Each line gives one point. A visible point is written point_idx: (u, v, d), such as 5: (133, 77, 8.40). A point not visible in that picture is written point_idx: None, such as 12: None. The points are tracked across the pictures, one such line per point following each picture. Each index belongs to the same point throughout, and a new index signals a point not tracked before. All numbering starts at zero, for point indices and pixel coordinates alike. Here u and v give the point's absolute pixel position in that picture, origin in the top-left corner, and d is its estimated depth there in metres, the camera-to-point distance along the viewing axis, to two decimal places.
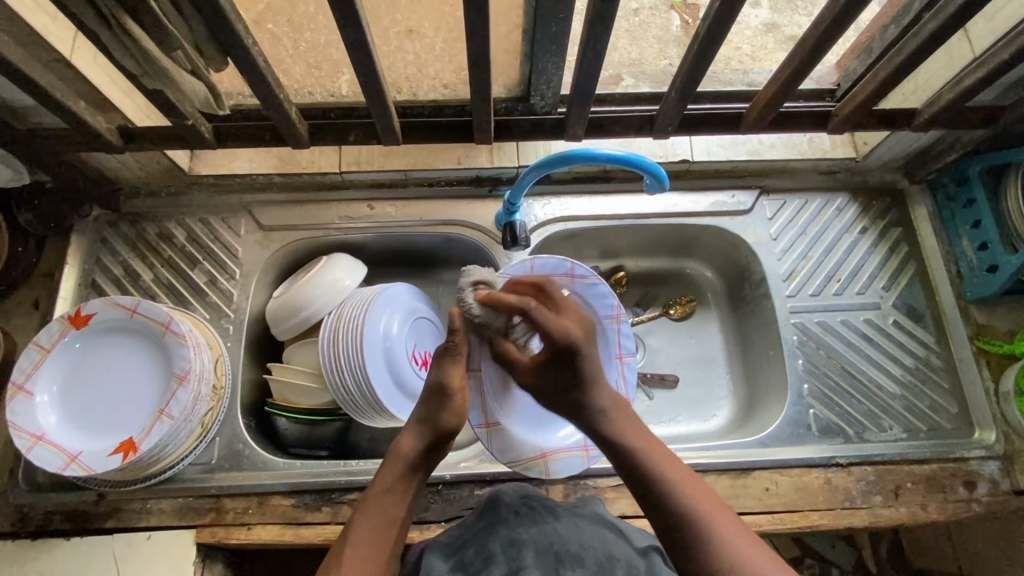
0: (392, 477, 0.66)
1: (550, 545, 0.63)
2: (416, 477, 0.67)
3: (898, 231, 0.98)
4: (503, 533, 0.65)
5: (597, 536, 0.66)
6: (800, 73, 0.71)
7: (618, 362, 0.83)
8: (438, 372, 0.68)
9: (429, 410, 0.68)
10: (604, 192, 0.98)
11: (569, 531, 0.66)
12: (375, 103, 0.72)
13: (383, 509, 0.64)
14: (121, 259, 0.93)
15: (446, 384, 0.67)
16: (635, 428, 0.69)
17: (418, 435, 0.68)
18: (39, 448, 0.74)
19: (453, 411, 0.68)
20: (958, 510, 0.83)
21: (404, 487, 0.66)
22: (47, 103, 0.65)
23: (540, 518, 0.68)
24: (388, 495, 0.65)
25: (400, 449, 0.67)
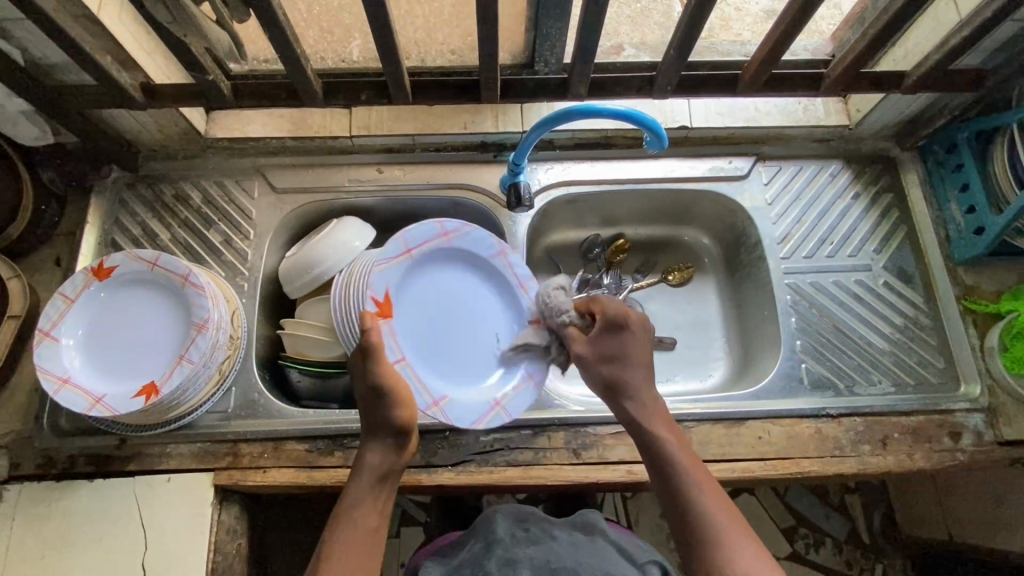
0: (363, 486, 0.72)
1: (546, 563, 0.76)
2: (385, 483, 0.73)
3: (889, 196, 1.01)
4: (503, 552, 0.79)
5: (593, 552, 0.80)
6: (793, 30, 0.75)
7: (522, 291, 0.90)
8: (371, 375, 0.73)
9: (373, 418, 0.74)
10: (605, 158, 1.02)
11: (565, 550, 0.79)
12: (387, 59, 0.76)
13: (359, 516, 0.70)
14: (139, 219, 0.96)
15: (380, 384, 0.73)
16: (664, 424, 0.75)
17: (379, 445, 0.74)
18: (66, 390, 0.77)
19: (395, 407, 0.73)
20: (942, 458, 0.86)
21: (374, 492, 0.72)
22: (78, 54, 0.69)
23: (538, 539, 0.82)
24: (359, 503, 0.71)
25: (365, 462, 0.73)
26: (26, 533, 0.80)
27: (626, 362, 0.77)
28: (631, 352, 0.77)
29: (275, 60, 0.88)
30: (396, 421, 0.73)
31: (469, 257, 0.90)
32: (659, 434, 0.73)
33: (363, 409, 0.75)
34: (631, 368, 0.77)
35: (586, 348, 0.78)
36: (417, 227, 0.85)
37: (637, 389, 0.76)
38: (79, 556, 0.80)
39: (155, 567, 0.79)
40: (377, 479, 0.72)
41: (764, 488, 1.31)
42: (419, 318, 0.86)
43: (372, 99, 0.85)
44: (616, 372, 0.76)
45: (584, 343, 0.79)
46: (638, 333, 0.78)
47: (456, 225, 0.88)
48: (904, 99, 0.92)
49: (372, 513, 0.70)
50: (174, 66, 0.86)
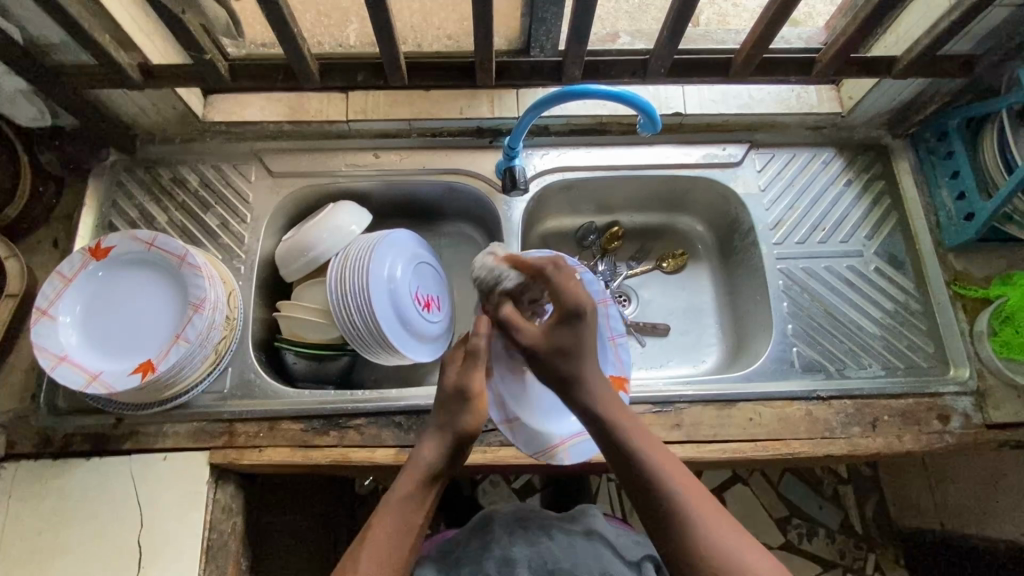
0: (415, 484, 0.67)
1: (544, 565, 0.78)
2: (437, 485, 0.68)
3: (881, 184, 1.02)
4: (501, 553, 0.80)
5: (591, 552, 0.79)
6: (783, 14, 0.77)
7: (613, 345, 0.84)
8: (461, 375, 0.71)
9: (450, 417, 0.70)
10: (601, 144, 1.02)
11: (562, 550, 0.80)
12: (383, 40, 0.77)
13: (406, 512, 0.65)
14: (137, 202, 0.96)
15: (468, 386, 0.70)
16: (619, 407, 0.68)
17: (439, 444, 0.69)
18: (63, 367, 0.78)
19: (473, 416, 0.70)
20: (931, 440, 0.87)
21: (424, 492, 0.67)
22: (79, 32, 0.70)
23: (536, 537, 0.81)
24: (407, 501, 0.66)
25: (421, 457, 0.69)
26: (22, 510, 0.81)
27: (582, 354, 0.68)
28: (584, 341, 0.68)
29: (273, 43, 0.89)
30: (469, 425, 0.70)
31: None
32: (617, 424, 0.66)
33: (438, 407, 0.72)
34: (588, 360, 0.68)
35: (537, 338, 0.69)
36: (480, 251, 0.96)
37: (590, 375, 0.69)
38: (75, 533, 0.80)
39: (151, 545, 0.80)
40: (432, 479, 0.68)
41: (757, 478, 1.31)
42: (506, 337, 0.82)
43: (368, 80, 0.87)
44: (572, 365, 0.68)
45: (533, 333, 0.69)
46: (593, 317, 0.70)
47: (543, 251, 0.95)
48: (897, 84, 0.93)
49: (414, 511, 0.65)
50: (172, 48, 0.87)
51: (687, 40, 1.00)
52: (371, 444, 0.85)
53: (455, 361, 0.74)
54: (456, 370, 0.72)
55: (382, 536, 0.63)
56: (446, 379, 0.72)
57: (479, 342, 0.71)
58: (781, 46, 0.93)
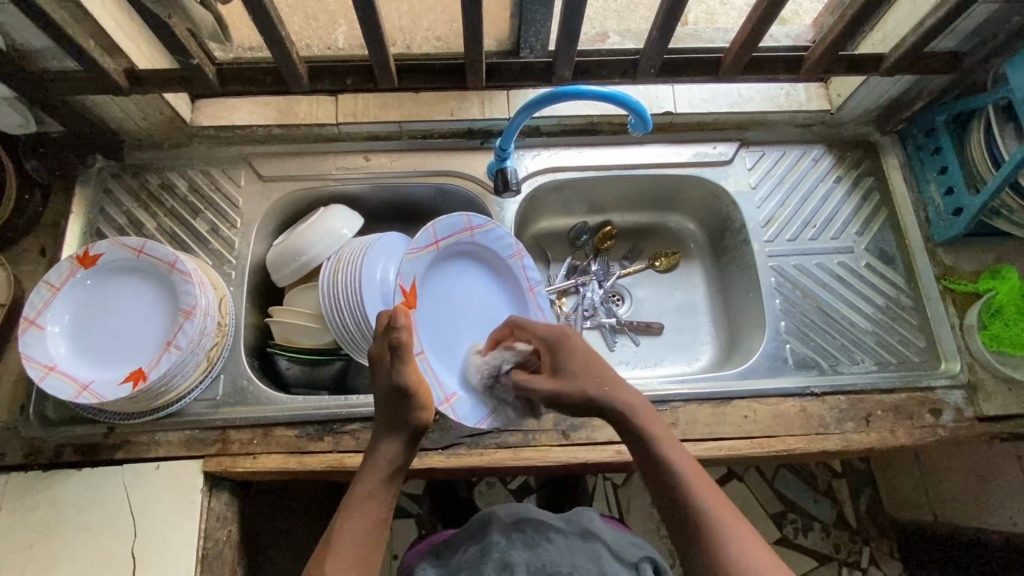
0: (372, 484, 0.65)
1: (542, 568, 0.76)
2: (394, 483, 0.67)
3: (870, 180, 1.03)
4: (499, 556, 0.78)
5: (589, 556, 0.79)
6: (771, 13, 0.77)
7: (531, 294, 0.95)
8: (395, 372, 0.67)
9: (395, 413, 0.68)
10: (592, 144, 1.02)
11: (560, 553, 0.79)
12: (373, 40, 0.76)
13: (371, 510, 0.64)
14: (125, 209, 0.95)
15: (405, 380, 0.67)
16: (651, 415, 0.68)
17: (392, 442, 0.68)
18: (51, 377, 0.77)
19: (421, 407, 0.68)
20: (924, 434, 0.88)
21: (379, 492, 0.66)
22: (63, 40, 0.70)
23: (535, 541, 0.81)
24: (370, 502, 0.65)
25: (381, 455, 0.68)
26: (12, 522, 0.80)
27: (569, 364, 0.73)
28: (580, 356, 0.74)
29: (261, 48, 0.89)
30: (417, 418, 0.68)
31: (485, 254, 0.93)
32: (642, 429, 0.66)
33: (381, 406, 0.69)
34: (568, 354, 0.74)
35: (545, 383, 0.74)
36: (447, 218, 0.86)
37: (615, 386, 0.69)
38: (67, 545, 0.79)
39: (145, 555, 0.79)
40: (388, 476, 0.67)
41: (752, 474, 1.32)
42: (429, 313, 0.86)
43: (357, 83, 0.86)
44: (555, 359, 0.75)
45: (541, 379, 0.75)
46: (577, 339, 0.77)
47: (482, 222, 0.89)
48: (884, 81, 0.94)
49: (377, 508, 0.65)
50: (159, 52, 0.86)
51: (676, 40, 1.00)
52: (367, 449, 0.85)
53: (383, 358, 0.69)
54: (387, 366, 0.68)
55: (350, 535, 0.62)
56: (382, 376, 0.69)
57: (403, 334, 0.66)
58: (768, 45, 0.93)
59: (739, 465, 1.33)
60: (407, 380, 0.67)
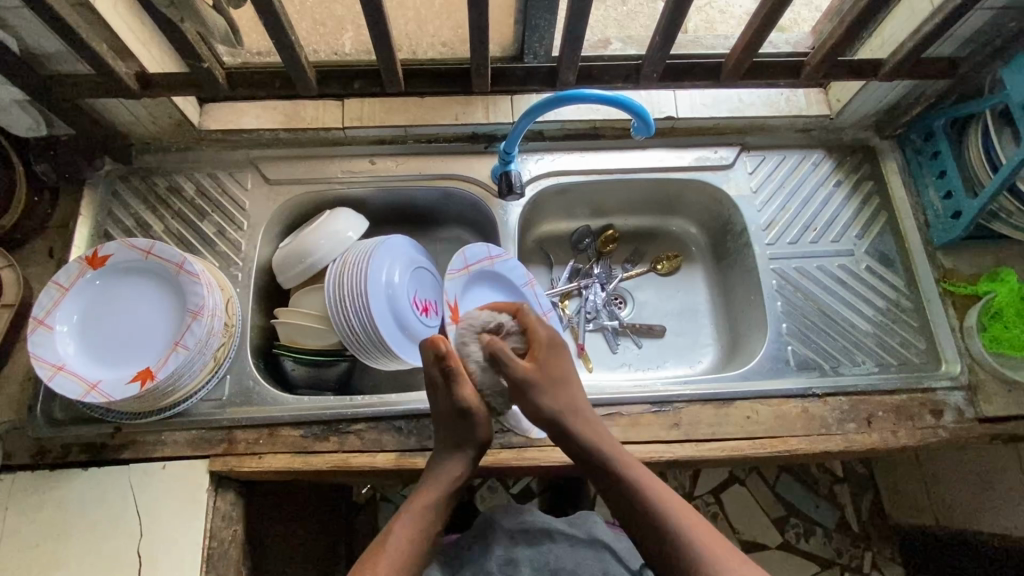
0: (431, 495, 0.71)
1: (545, 564, 0.79)
2: (451, 497, 0.73)
3: (870, 184, 1.04)
4: (503, 553, 0.80)
5: (591, 556, 0.81)
6: (771, 19, 0.78)
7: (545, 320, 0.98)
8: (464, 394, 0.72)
9: (457, 435, 0.74)
10: (594, 149, 1.04)
11: (564, 551, 0.81)
12: (380, 43, 0.77)
13: (425, 525, 0.69)
14: (133, 212, 0.96)
15: (469, 402, 0.72)
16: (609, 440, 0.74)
17: (455, 459, 0.74)
18: (61, 376, 0.78)
19: (481, 428, 0.75)
20: (925, 435, 0.89)
21: (435, 504, 0.71)
22: (76, 43, 0.71)
23: (538, 540, 0.82)
24: (427, 512, 0.70)
25: (444, 474, 0.73)
26: (19, 521, 0.80)
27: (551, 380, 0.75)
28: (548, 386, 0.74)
29: (269, 53, 0.90)
30: (478, 437, 0.75)
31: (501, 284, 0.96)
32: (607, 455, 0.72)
33: (443, 428, 0.75)
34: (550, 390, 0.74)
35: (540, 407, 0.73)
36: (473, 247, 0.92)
37: (579, 414, 0.74)
38: (73, 544, 0.80)
39: (151, 554, 0.79)
40: (448, 491, 0.72)
41: (754, 479, 1.32)
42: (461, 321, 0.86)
43: (365, 86, 0.88)
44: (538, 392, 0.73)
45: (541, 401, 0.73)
46: (566, 357, 0.78)
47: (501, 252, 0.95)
48: (882, 87, 0.95)
49: (431, 517, 0.70)
50: (169, 56, 0.88)
51: (677, 46, 1.02)
52: (372, 448, 0.85)
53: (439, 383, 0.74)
54: (444, 393, 0.74)
55: (401, 540, 0.67)
56: (445, 398, 0.74)
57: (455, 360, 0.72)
58: (769, 51, 0.95)
59: (741, 470, 1.33)
60: (472, 402, 0.73)
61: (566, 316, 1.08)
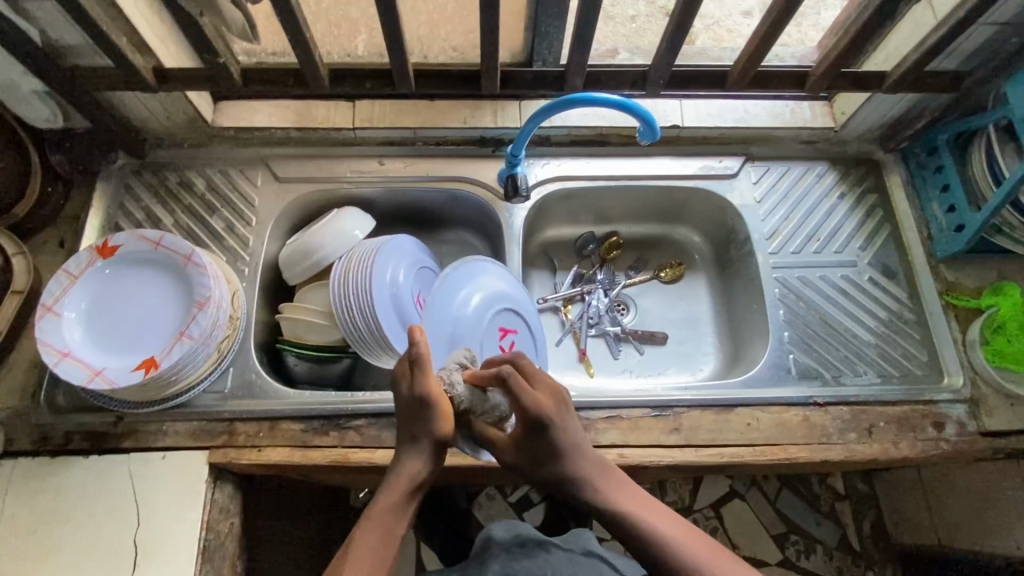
0: (397, 494, 0.63)
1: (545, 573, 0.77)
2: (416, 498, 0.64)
3: (873, 197, 1.05)
4: (501, 567, 0.79)
5: (588, 566, 0.80)
6: (777, 28, 0.80)
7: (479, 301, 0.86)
8: (415, 384, 0.64)
9: (419, 426, 0.65)
10: (600, 155, 1.05)
11: (560, 563, 0.80)
12: (393, 43, 0.79)
13: (392, 522, 0.62)
14: (143, 204, 0.98)
15: (423, 394, 0.64)
16: (614, 485, 0.65)
17: (420, 454, 0.65)
18: (66, 363, 0.78)
19: (442, 417, 0.65)
20: (927, 447, 0.88)
21: (404, 506, 0.63)
22: (98, 34, 0.73)
23: (534, 553, 0.82)
24: (391, 514, 0.62)
25: (406, 471, 0.64)
26: (19, 507, 0.80)
27: (563, 457, 0.64)
28: (561, 441, 0.64)
29: (284, 52, 0.92)
30: (438, 433, 0.64)
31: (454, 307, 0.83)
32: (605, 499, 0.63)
33: (404, 415, 0.66)
34: (568, 459, 0.64)
35: (515, 456, 0.65)
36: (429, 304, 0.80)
37: (586, 462, 0.65)
38: (70, 533, 0.80)
39: (147, 545, 0.79)
40: (413, 493, 0.63)
41: (754, 494, 1.31)
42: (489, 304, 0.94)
43: (376, 86, 0.90)
44: (550, 470, 0.64)
45: (508, 449, 0.66)
46: (563, 421, 0.65)
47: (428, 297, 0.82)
48: (887, 100, 0.96)
49: (396, 527, 0.62)
50: (186, 53, 0.90)
51: (684, 56, 1.04)
52: (371, 445, 0.85)
53: (404, 374, 0.66)
54: (408, 382, 0.65)
55: (367, 544, 0.60)
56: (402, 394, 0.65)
57: (421, 348, 0.65)
58: (774, 63, 0.97)
59: (741, 484, 1.32)
60: (426, 390, 0.64)
61: (568, 320, 1.08)
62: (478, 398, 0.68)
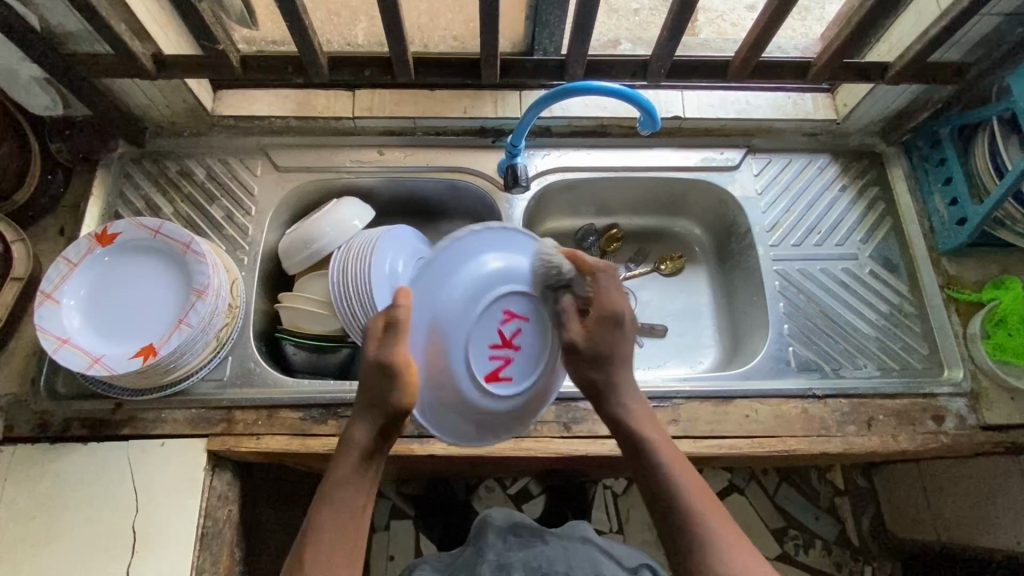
0: (350, 466, 0.66)
1: (538, 567, 0.79)
2: (371, 466, 0.66)
3: (875, 190, 1.04)
4: (495, 558, 0.81)
5: (583, 557, 0.81)
6: (779, 18, 0.80)
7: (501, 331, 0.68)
8: (381, 351, 0.64)
9: (375, 395, 0.65)
10: (601, 146, 1.04)
11: (556, 554, 0.81)
12: (393, 31, 0.78)
13: (346, 496, 0.64)
14: (143, 193, 0.98)
15: (387, 363, 0.63)
16: (651, 424, 0.71)
17: (367, 423, 0.66)
18: (65, 349, 0.78)
19: (398, 392, 0.63)
20: (926, 440, 0.88)
21: (359, 475, 0.66)
22: (96, 20, 0.73)
23: (531, 543, 0.84)
24: (344, 486, 0.65)
25: (356, 439, 0.66)
26: (18, 492, 0.81)
27: (617, 360, 0.71)
28: (620, 347, 0.71)
29: (284, 41, 0.92)
30: (396, 407, 0.64)
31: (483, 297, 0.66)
32: (639, 433, 0.69)
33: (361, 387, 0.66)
34: (620, 367, 0.71)
35: (581, 339, 0.70)
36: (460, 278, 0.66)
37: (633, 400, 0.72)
38: (69, 518, 0.80)
39: (146, 531, 0.80)
40: (364, 462, 0.66)
41: (754, 488, 1.31)
42: (534, 339, 0.70)
43: (376, 75, 0.89)
44: (608, 369, 0.71)
45: (577, 331, 0.70)
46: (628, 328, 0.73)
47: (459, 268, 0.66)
48: (890, 92, 0.96)
49: (356, 501, 0.64)
50: (185, 41, 0.90)
51: (685, 47, 1.03)
52: None
53: (374, 336, 0.65)
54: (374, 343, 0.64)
55: (329, 519, 0.63)
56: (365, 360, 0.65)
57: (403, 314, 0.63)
58: (776, 54, 0.96)
59: (740, 479, 1.32)
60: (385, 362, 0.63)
61: None
62: (579, 275, 0.72)
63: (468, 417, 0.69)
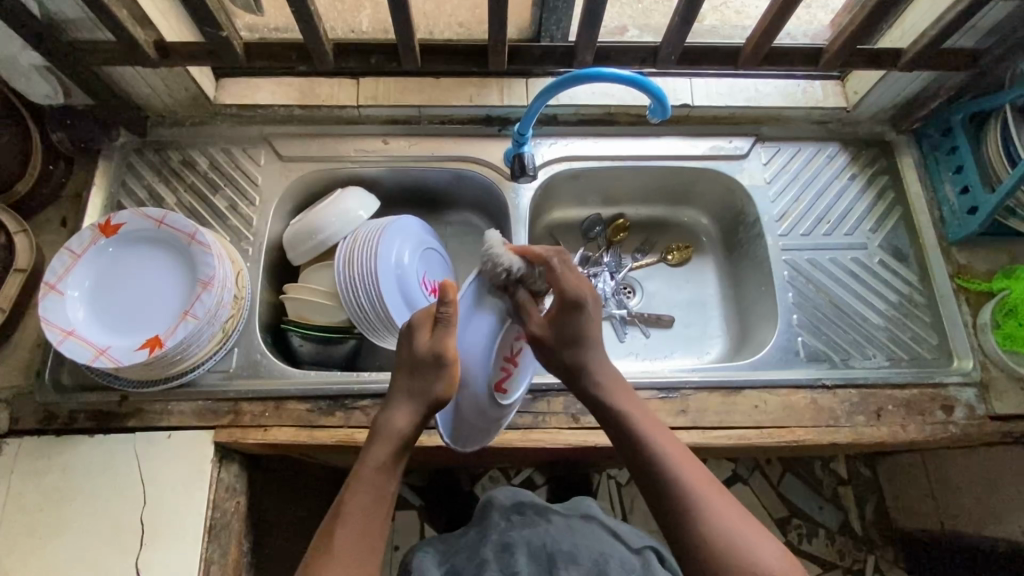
0: (384, 456, 0.63)
1: (543, 547, 0.78)
2: (403, 457, 0.65)
3: (885, 178, 1.03)
4: (500, 538, 0.80)
5: (588, 536, 0.81)
6: (791, 4, 0.78)
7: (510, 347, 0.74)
8: (435, 340, 0.64)
9: (422, 383, 0.64)
10: (608, 135, 1.03)
11: (561, 534, 0.80)
12: (399, 18, 0.77)
13: (378, 483, 0.62)
14: (145, 183, 0.97)
15: (441, 353, 0.63)
16: (631, 401, 0.70)
17: (407, 411, 0.65)
18: (70, 341, 0.78)
19: (448, 384, 0.64)
20: (935, 430, 0.88)
21: (392, 463, 0.64)
22: (98, 6, 0.72)
23: (534, 522, 0.83)
24: (380, 472, 0.62)
25: (393, 426, 0.64)
26: (26, 485, 0.81)
27: (583, 343, 0.70)
28: (587, 327, 0.70)
29: (288, 28, 0.90)
30: (442, 399, 0.64)
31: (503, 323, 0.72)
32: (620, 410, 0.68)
33: (405, 374, 0.66)
34: (592, 347, 0.71)
35: (546, 330, 0.69)
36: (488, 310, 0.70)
37: (609, 380, 0.71)
38: (77, 511, 0.80)
39: (154, 523, 0.79)
40: (400, 451, 0.64)
41: (757, 477, 1.31)
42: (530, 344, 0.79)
43: (381, 62, 0.88)
44: (575, 351, 0.70)
45: (539, 322, 0.70)
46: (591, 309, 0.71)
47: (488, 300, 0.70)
48: (902, 79, 0.94)
49: (387, 488, 0.62)
50: (187, 28, 0.88)
51: (694, 34, 1.02)
52: None
53: (423, 327, 0.66)
54: (426, 336, 0.65)
55: (359, 504, 0.60)
56: (416, 347, 0.65)
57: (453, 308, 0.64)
58: (786, 41, 0.95)
59: (744, 468, 1.32)
60: (443, 351, 0.63)
61: None
62: (529, 269, 0.70)
63: (482, 427, 0.75)
